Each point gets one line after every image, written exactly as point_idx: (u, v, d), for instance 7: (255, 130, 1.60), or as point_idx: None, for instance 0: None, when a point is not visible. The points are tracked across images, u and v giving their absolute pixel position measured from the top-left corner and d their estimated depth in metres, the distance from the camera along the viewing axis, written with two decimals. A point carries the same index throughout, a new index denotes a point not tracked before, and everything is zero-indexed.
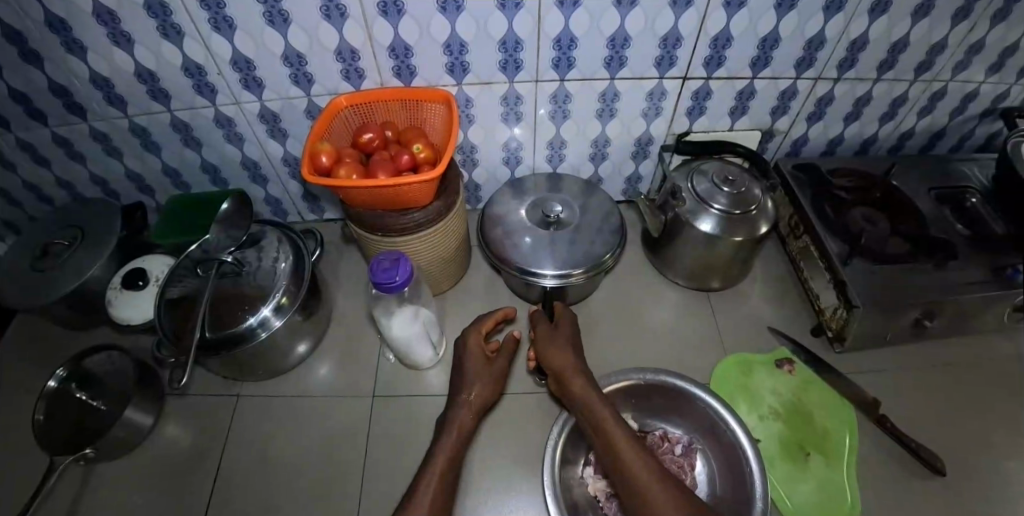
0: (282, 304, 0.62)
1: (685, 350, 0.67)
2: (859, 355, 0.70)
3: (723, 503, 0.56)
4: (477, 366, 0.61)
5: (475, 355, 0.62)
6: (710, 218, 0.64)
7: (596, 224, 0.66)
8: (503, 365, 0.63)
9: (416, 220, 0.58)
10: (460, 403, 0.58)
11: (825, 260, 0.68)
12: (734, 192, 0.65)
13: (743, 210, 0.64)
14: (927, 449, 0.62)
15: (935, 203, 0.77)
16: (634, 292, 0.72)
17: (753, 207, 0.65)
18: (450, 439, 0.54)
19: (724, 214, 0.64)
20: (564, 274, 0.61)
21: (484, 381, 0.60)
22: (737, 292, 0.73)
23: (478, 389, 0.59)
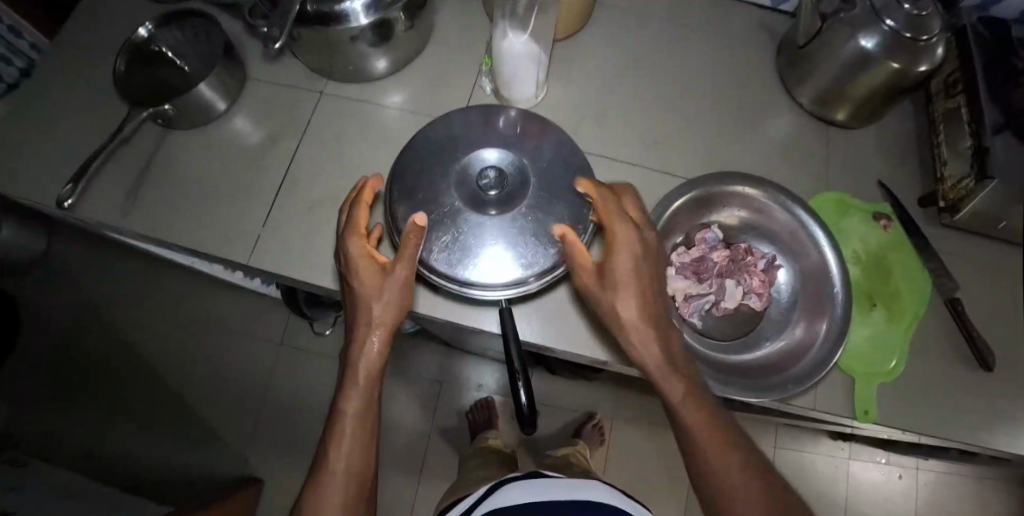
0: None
1: (780, 176, 0.64)
2: (961, 236, 0.65)
3: (794, 322, 0.53)
4: (369, 294, 0.49)
5: (364, 276, 0.49)
6: (876, 34, 0.55)
7: (549, 202, 0.53)
8: (404, 279, 0.48)
9: None
10: (361, 342, 0.48)
11: (974, 125, 0.59)
12: (915, 13, 0.54)
13: (918, 35, 0.54)
14: (985, 343, 0.59)
15: None
16: (750, 103, 0.66)
17: (927, 36, 0.54)
18: (354, 392, 0.47)
19: (894, 33, 0.54)
20: (523, 282, 0.51)
21: (386, 303, 0.48)
22: (854, 137, 0.67)
23: (382, 316, 0.48)
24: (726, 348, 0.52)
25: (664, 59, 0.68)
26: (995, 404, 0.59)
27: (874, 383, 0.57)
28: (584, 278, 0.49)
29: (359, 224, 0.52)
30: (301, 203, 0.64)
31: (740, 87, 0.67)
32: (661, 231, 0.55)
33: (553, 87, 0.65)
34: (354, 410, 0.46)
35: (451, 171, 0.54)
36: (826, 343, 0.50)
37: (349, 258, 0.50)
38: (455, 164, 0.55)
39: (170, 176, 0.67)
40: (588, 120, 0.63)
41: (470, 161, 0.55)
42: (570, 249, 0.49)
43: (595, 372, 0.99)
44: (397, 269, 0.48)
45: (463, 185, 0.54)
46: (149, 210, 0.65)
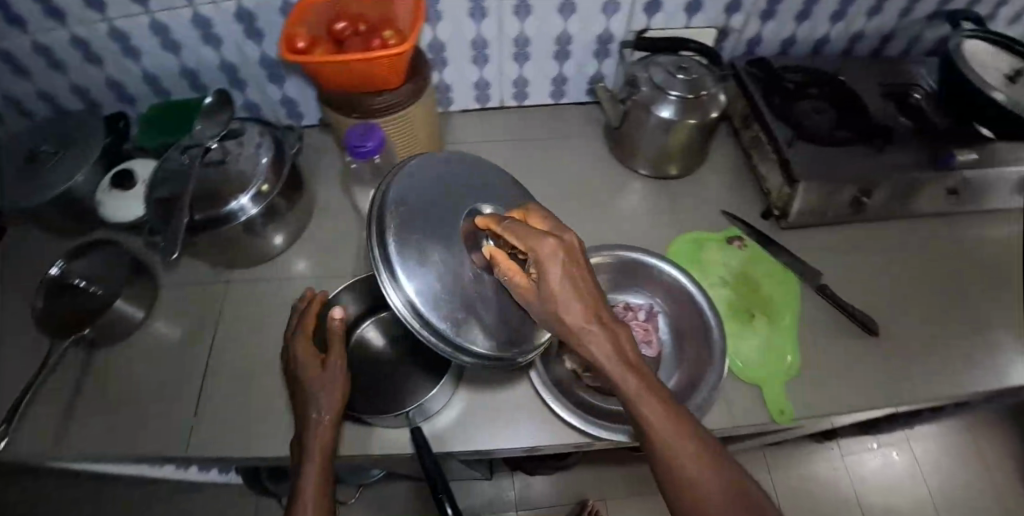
0: (262, 190, 0.66)
1: (640, 232, 0.73)
2: (809, 233, 0.75)
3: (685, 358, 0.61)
4: (314, 385, 0.54)
5: (310, 370, 0.54)
6: (669, 104, 0.67)
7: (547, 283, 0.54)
8: (343, 370, 0.54)
9: (389, 101, 0.62)
10: (319, 430, 0.52)
11: (771, 143, 0.72)
12: (686, 78, 0.67)
13: (699, 93, 0.67)
14: (861, 312, 0.67)
15: (881, 99, 0.79)
16: (599, 183, 0.78)
17: (705, 91, 0.67)
18: (315, 474, 0.49)
19: (681, 98, 0.66)
20: (462, 346, 0.47)
21: (328, 387, 0.54)
22: (692, 181, 0.79)
23: (330, 400, 0.53)
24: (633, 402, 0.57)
25: (517, 167, 0.79)
26: (887, 371, 0.65)
27: (780, 383, 0.63)
28: (573, 322, 0.40)
29: (307, 326, 0.58)
30: (233, 382, 0.68)
31: (588, 171, 0.79)
32: None
33: None
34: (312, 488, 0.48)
35: (463, 219, 0.50)
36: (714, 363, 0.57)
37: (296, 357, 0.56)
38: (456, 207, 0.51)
39: (98, 396, 0.69)
40: None
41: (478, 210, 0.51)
42: (557, 286, 0.40)
43: (563, 458, 0.98)
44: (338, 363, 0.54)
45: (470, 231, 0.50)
46: (80, 436, 0.66)
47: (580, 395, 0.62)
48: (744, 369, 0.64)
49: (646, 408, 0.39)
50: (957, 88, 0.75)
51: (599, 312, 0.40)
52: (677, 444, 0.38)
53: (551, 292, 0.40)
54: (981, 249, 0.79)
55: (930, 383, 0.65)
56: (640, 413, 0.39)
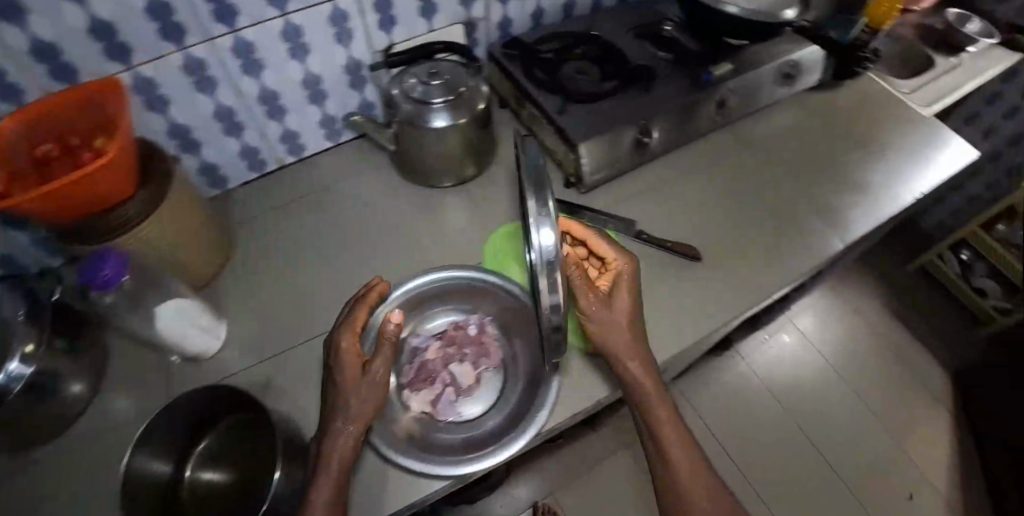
0: (27, 352, 0.56)
1: (456, 243, 0.73)
2: (614, 186, 0.78)
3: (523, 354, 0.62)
4: (348, 390, 0.50)
5: (349, 376, 0.51)
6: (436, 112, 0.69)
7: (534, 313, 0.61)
8: (385, 374, 0.52)
9: (124, 215, 0.55)
10: (343, 437, 0.47)
11: (545, 116, 0.72)
12: (443, 81, 0.70)
13: (457, 90, 0.70)
14: (682, 244, 0.72)
15: (636, 41, 0.83)
16: (407, 212, 0.77)
17: (466, 86, 0.70)
18: (331, 478, 0.46)
19: (445, 103, 0.69)
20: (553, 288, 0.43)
21: (370, 389, 0.50)
22: (492, 176, 0.80)
23: (363, 409, 0.49)
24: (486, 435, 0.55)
25: (320, 222, 0.76)
26: (713, 288, 0.70)
27: None
28: (619, 343, 0.55)
29: (357, 323, 0.55)
30: None
31: (391, 201, 0.78)
32: None
33: (242, 311, 0.69)
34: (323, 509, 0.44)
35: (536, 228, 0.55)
36: None
37: (336, 350, 0.53)
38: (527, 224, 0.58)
39: None
40: (284, 315, 0.69)
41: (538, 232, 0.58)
42: (624, 302, 0.56)
43: (488, 478, 0.96)
44: (381, 365, 0.52)
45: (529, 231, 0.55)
46: None
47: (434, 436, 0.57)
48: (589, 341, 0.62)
49: (663, 414, 0.54)
50: (696, 11, 0.80)
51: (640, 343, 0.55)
52: (675, 432, 0.53)
53: (616, 311, 0.56)
54: (764, 143, 0.86)
55: (747, 284, 0.70)
56: (656, 406, 0.54)
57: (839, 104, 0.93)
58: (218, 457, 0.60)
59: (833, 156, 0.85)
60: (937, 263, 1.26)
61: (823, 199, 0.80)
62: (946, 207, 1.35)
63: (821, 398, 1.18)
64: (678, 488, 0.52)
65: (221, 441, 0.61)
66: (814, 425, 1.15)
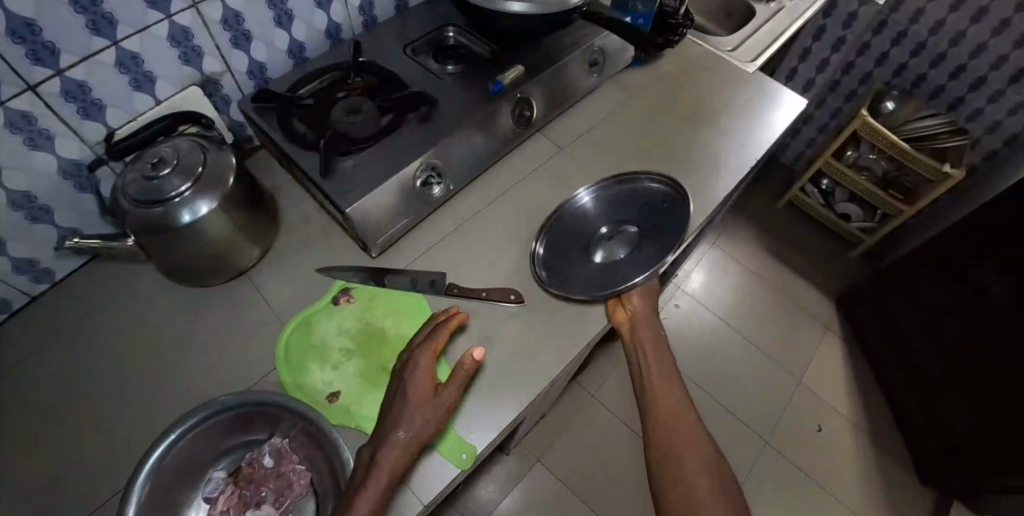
0: None
1: (250, 342, 0.63)
2: (421, 232, 0.69)
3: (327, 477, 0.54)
4: (415, 408, 0.52)
5: (421, 392, 0.53)
6: (177, 207, 0.57)
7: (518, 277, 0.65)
8: (450, 402, 0.54)
9: None
10: (399, 446, 0.50)
11: (307, 178, 0.63)
12: (175, 166, 0.58)
13: (194, 172, 0.59)
14: (497, 289, 0.64)
15: (416, 57, 0.74)
16: (186, 323, 0.66)
17: (202, 165, 0.59)
18: (375, 493, 0.47)
19: (184, 194, 0.57)
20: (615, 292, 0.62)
21: (440, 406, 0.53)
22: (283, 249, 0.70)
23: (422, 428, 0.51)
24: None
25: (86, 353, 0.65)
26: None
27: (450, 424, 0.56)
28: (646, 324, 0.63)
29: (433, 344, 0.57)
30: None
31: (167, 311, 0.67)
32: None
33: None
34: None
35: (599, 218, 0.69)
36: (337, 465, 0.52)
37: (412, 370, 0.55)
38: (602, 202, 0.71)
39: None
40: None
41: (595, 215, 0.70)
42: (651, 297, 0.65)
43: None
44: (453, 387, 0.54)
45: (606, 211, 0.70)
46: None
47: None
48: None
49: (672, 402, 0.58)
50: (468, 13, 0.71)
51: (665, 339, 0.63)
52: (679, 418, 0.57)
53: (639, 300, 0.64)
54: (583, 139, 0.79)
55: None
56: (660, 390, 0.59)
57: (656, 76, 0.87)
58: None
59: (655, 138, 0.80)
60: (801, 197, 1.32)
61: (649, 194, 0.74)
62: (798, 139, 1.39)
63: (716, 354, 1.21)
64: (685, 476, 0.53)
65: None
66: (715, 384, 1.18)
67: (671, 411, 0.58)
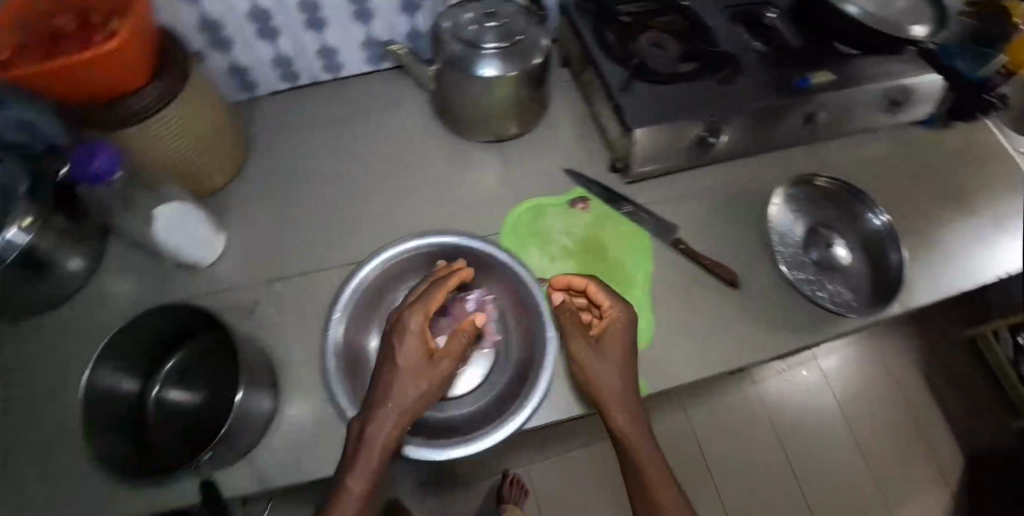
0: (26, 224, 0.54)
1: (482, 201, 0.67)
2: (663, 183, 0.71)
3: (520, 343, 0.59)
4: (405, 380, 0.46)
5: (415, 359, 0.47)
6: (485, 59, 0.60)
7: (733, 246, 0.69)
8: (442, 375, 0.49)
9: (147, 106, 0.50)
10: (388, 424, 0.45)
11: (604, 89, 0.65)
12: (498, 26, 0.61)
13: (513, 39, 0.61)
14: (723, 267, 0.66)
15: (728, 22, 0.74)
16: (429, 160, 0.71)
17: (521, 35, 0.61)
18: (368, 472, 0.44)
19: (494, 51, 0.60)
20: (793, 281, 0.67)
21: (424, 382, 0.47)
22: (535, 136, 0.72)
23: (412, 400, 0.46)
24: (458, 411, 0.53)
25: (341, 146, 0.71)
26: (741, 318, 0.64)
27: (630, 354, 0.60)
28: (591, 368, 0.50)
29: (431, 305, 0.50)
30: None
31: (419, 144, 0.72)
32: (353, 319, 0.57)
33: (244, 224, 0.66)
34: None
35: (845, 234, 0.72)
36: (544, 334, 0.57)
37: (402, 332, 0.48)
38: (860, 225, 0.72)
39: None
40: (285, 241, 0.65)
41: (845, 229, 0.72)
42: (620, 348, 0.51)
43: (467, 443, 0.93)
44: (446, 365, 0.49)
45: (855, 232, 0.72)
46: None
47: None
48: None
49: (647, 462, 0.49)
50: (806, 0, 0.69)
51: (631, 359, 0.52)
52: (648, 465, 0.49)
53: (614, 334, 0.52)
54: (843, 171, 0.76)
55: (778, 317, 0.65)
56: (630, 438, 0.50)
57: (943, 145, 0.81)
58: (181, 370, 0.58)
59: (918, 204, 0.75)
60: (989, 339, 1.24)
61: (889, 249, 0.69)
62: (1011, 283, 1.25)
63: (816, 438, 1.16)
64: None
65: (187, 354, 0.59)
66: (803, 467, 1.13)
67: (644, 468, 0.49)
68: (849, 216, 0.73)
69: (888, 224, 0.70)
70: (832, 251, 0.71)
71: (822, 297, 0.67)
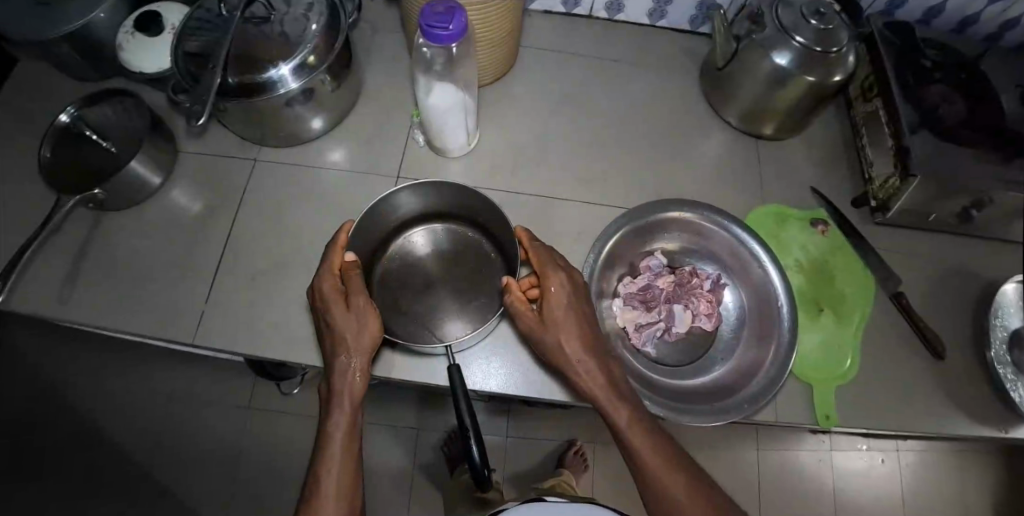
0: (307, 62, 0.58)
1: (718, 190, 0.66)
2: (891, 234, 0.69)
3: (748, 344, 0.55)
4: (342, 327, 0.51)
5: (332, 305, 0.51)
6: (788, 51, 0.56)
7: (942, 317, 0.66)
8: (368, 315, 0.51)
9: None
10: (348, 370, 0.50)
11: (892, 125, 0.62)
12: (821, 27, 0.56)
13: (829, 48, 0.56)
14: (934, 334, 0.62)
15: (1020, 102, 0.65)
16: (674, 131, 0.69)
17: (837, 48, 0.56)
18: (339, 414, 0.49)
19: (805, 48, 0.56)
20: (996, 370, 0.63)
21: (359, 328, 0.51)
22: (783, 143, 0.70)
23: (357, 347, 0.50)
24: (666, 376, 0.54)
25: (594, 89, 0.70)
26: (934, 396, 0.62)
27: (833, 386, 0.59)
28: (545, 335, 0.49)
29: (334, 263, 0.54)
30: (236, 280, 0.63)
31: (667, 111, 0.70)
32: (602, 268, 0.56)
33: (490, 129, 0.67)
34: (337, 481, 0.46)
35: None
36: (776, 346, 0.53)
37: (320, 292, 0.53)
38: None
39: (120, 259, 0.64)
40: (522, 160, 0.65)
41: None
42: (554, 314, 0.49)
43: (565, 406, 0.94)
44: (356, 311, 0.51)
45: None
46: (117, 299, 0.62)
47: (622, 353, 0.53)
48: (799, 365, 0.59)
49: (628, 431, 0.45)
50: None
51: (586, 324, 0.49)
52: (634, 439, 0.45)
53: (552, 302, 0.49)
54: None
55: (971, 407, 0.63)
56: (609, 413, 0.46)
57: None
58: (435, 242, 0.65)
59: None
60: None
61: None
62: None
63: None
64: None
65: (447, 235, 0.66)
66: None
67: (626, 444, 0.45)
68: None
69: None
70: None
71: (1022, 400, 0.62)
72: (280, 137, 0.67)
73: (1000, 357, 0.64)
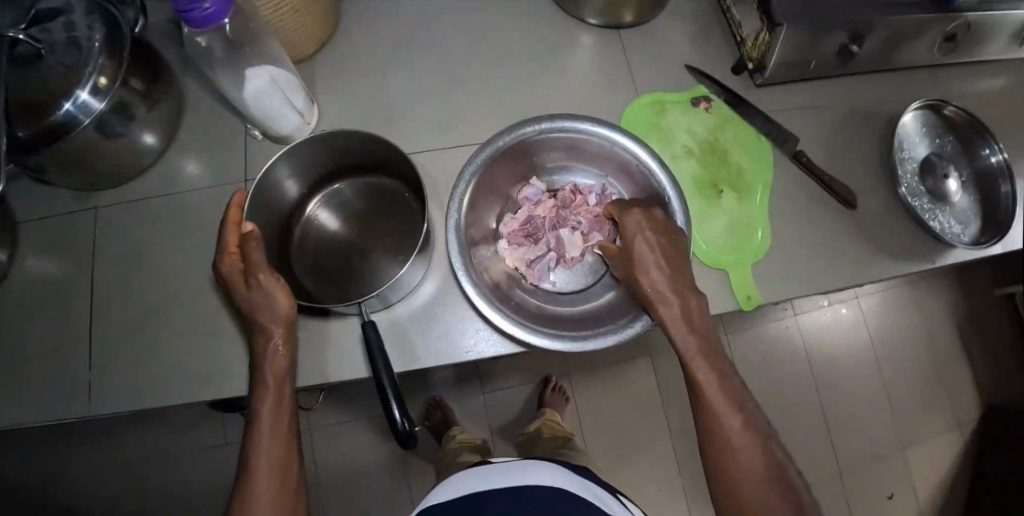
0: (100, 83, 0.50)
1: (593, 97, 0.62)
2: (778, 93, 0.66)
3: None
4: (256, 303, 0.46)
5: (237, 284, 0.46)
6: None
7: (846, 164, 0.64)
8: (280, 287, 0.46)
9: None
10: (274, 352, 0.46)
11: None
12: None
13: None
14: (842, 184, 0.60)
15: None
16: (533, 46, 0.64)
17: None
18: (267, 397, 0.45)
19: None
20: (907, 206, 0.63)
21: (272, 303, 0.46)
22: (651, 28, 0.66)
23: (279, 322, 0.46)
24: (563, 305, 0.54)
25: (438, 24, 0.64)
26: (851, 244, 0.61)
27: (749, 265, 0.58)
28: (653, 276, 0.46)
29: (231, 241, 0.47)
30: (119, 332, 0.58)
31: (522, 28, 0.65)
32: (472, 204, 0.52)
33: (336, 97, 0.60)
34: (269, 470, 0.43)
35: (963, 166, 0.67)
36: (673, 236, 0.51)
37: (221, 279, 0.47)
38: (977, 161, 0.68)
39: None
40: (379, 122, 0.60)
41: (964, 162, 0.68)
42: (644, 258, 0.47)
43: None
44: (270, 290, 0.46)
45: (975, 166, 0.68)
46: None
47: (520, 296, 0.53)
48: (710, 253, 0.58)
49: (709, 386, 0.43)
50: None
51: (679, 258, 0.47)
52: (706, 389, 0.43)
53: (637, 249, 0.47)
54: (966, 101, 0.70)
55: (888, 243, 0.62)
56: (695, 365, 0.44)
57: None
58: (343, 206, 0.61)
59: None
60: None
61: (998, 190, 0.66)
62: None
63: (848, 375, 1.17)
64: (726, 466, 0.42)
65: (353, 194, 0.62)
66: (832, 400, 1.16)
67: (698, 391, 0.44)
68: (961, 146, 0.68)
69: (1005, 159, 0.66)
70: (951, 181, 0.66)
71: (935, 226, 0.63)
72: (118, 172, 0.61)
73: (908, 191, 0.63)
